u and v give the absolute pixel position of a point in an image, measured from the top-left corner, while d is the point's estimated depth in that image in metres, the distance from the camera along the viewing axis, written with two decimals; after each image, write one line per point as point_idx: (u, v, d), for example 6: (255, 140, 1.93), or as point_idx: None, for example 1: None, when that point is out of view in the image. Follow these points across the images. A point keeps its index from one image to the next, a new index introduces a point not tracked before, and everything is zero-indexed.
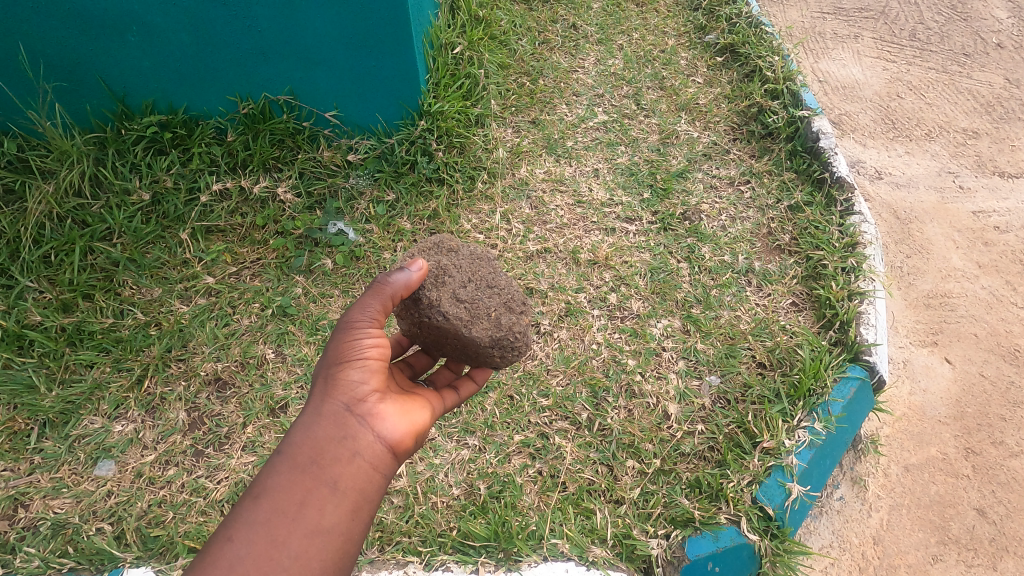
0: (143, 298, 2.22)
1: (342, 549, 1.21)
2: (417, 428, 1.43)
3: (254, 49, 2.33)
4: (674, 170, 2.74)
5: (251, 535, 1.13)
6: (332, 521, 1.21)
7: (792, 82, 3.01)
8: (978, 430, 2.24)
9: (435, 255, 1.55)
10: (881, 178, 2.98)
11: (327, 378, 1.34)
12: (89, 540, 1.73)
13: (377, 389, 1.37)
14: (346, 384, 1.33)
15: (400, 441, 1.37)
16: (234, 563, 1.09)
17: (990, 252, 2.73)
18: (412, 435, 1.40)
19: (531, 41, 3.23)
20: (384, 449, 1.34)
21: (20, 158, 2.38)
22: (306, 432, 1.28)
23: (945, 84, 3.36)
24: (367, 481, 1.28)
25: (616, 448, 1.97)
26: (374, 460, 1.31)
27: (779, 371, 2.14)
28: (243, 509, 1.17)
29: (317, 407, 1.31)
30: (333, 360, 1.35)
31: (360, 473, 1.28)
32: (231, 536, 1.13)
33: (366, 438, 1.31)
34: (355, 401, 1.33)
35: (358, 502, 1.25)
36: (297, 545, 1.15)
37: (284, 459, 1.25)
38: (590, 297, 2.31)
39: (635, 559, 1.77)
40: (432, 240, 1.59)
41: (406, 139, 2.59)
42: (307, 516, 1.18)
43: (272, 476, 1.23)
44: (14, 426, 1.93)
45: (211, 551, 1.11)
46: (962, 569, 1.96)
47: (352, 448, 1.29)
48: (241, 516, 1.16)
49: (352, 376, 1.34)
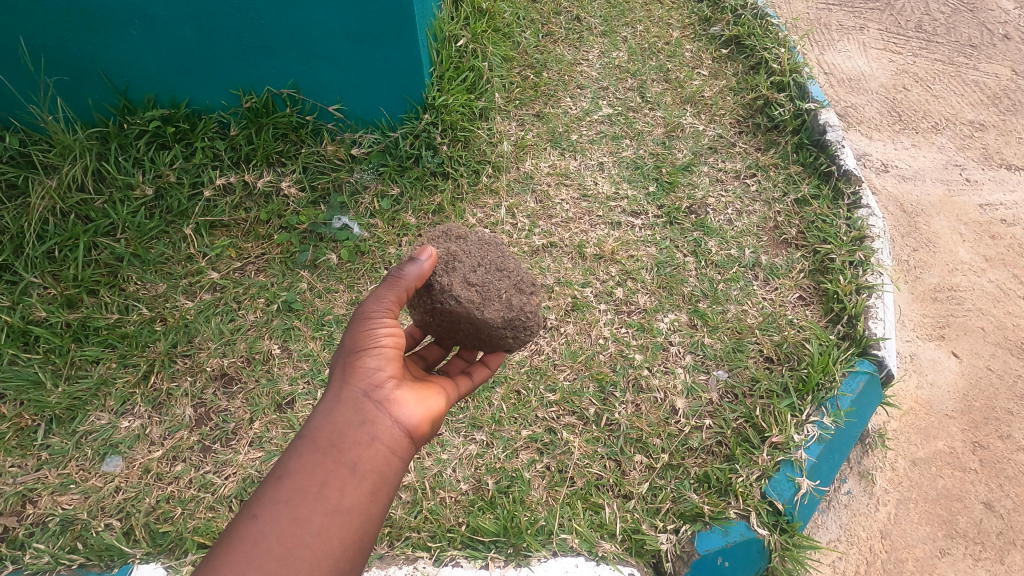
0: (148, 294, 2.22)
1: (362, 529, 1.19)
2: (433, 414, 1.42)
3: (257, 42, 2.31)
4: (679, 163, 2.72)
5: (274, 513, 1.13)
6: (352, 501, 1.19)
7: (799, 75, 2.99)
8: (985, 424, 2.24)
9: (444, 242, 1.55)
10: (888, 171, 2.97)
11: (345, 365, 1.34)
12: (98, 535, 1.73)
13: (394, 375, 1.37)
14: (363, 371, 1.33)
15: (418, 426, 1.36)
16: (259, 539, 1.09)
17: (997, 245, 2.72)
18: (429, 421, 1.39)
19: (535, 33, 3.20)
20: (402, 434, 1.33)
21: (22, 152, 2.36)
22: (326, 417, 1.28)
23: (951, 76, 3.33)
24: (385, 464, 1.27)
25: (624, 443, 1.97)
26: (392, 444, 1.30)
27: (787, 365, 2.14)
28: (266, 490, 1.17)
29: (335, 394, 1.31)
30: (350, 349, 1.35)
31: (379, 456, 1.26)
32: (255, 514, 1.13)
33: (383, 423, 1.30)
34: (372, 386, 1.33)
35: (378, 483, 1.24)
36: (318, 523, 1.14)
37: (304, 442, 1.24)
38: (596, 292, 2.31)
39: (644, 554, 1.77)
40: (441, 229, 1.59)
41: (411, 133, 2.57)
42: (327, 495, 1.17)
43: (293, 458, 1.22)
44: (20, 422, 1.92)
45: (235, 529, 1.11)
46: (970, 562, 1.96)
47: (370, 432, 1.28)
48: (264, 496, 1.16)
49: (369, 363, 1.34)
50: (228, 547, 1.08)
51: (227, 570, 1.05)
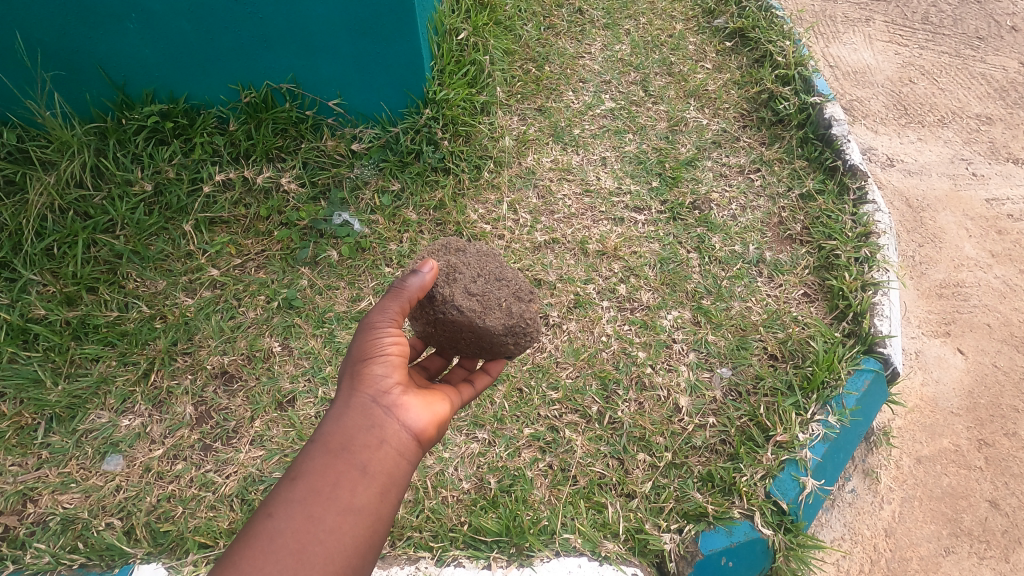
0: (147, 291, 2.20)
1: (373, 528, 1.18)
2: (439, 419, 1.40)
3: (256, 36, 2.29)
4: (683, 158, 2.70)
5: (290, 511, 1.12)
6: (363, 500, 1.18)
7: (804, 68, 2.95)
8: (991, 422, 2.22)
9: (443, 256, 1.54)
10: (893, 165, 2.93)
11: (353, 373, 1.33)
12: (99, 535, 1.72)
13: (400, 381, 1.35)
14: (370, 378, 1.32)
15: (424, 430, 1.34)
16: (275, 536, 1.09)
17: (1004, 240, 2.69)
18: (435, 425, 1.38)
19: (537, 26, 3.17)
20: (410, 437, 1.31)
21: (20, 148, 2.34)
22: (336, 421, 1.26)
23: (958, 68, 3.29)
24: (395, 466, 1.25)
25: (627, 441, 1.96)
26: (400, 447, 1.28)
27: (791, 363, 2.12)
28: (280, 489, 1.16)
29: (344, 401, 1.30)
30: (356, 357, 1.34)
31: (388, 459, 1.25)
32: (271, 512, 1.12)
33: (392, 427, 1.28)
34: (380, 393, 1.31)
35: (388, 484, 1.22)
36: (331, 521, 1.13)
37: (317, 446, 1.23)
38: (599, 288, 2.29)
39: (647, 554, 1.76)
40: (440, 242, 1.58)
41: (411, 128, 2.55)
42: (339, 495, 1.16)
43: (306, 461, 1.21)
44: (20, 421, 1.91)
45: (251, 526, 1.11)
46: (974, 561, 1.95)
47: (379, 435, 1.26)
48: (279, 495, 1.15)
49: (376, 370, 1.33)
50: (245, 544, 1.08)
51: (244, 565, 1.04)
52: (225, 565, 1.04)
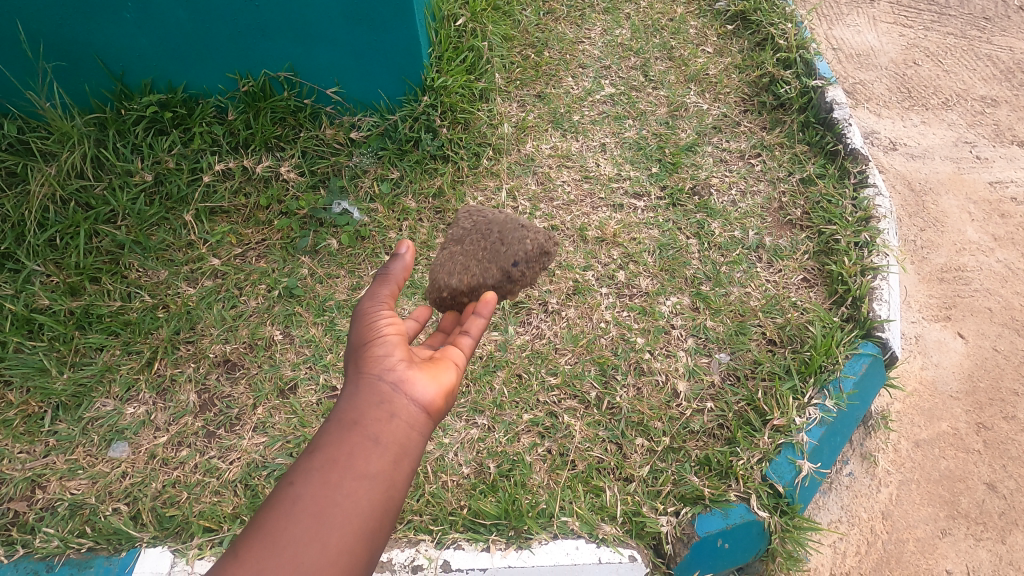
0: (150, 281, 2.22)
1: (389, 493, 1.19)
2: (451, 388, 1.40)
3: (253, 25, 2.28)
4: (683, 144, 2.68)
5: (308, 478, 1.14)
6: (377, 467, 1.19)
7: (805, 51, 2.92)
8: (990, 405, 2.22)
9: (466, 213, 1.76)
10: (895, 149, 2.91)
11: (359, 355, 1.36)
12: (106, 520, 1.76)
13: (406, 356, 1.36)
14: (376, 354, 1.34)
15: (435, 403, 1.33)
16: (295, 501, 1.11)
17: (1007, 224, 2.67)
18: (447, 395, 1.38)
19: (536, 11, 3.14)
20: (422, 407, 1.32)
21: (21, 140, 2.35)
22: (348, 398, 1.29)
23: (964, 50, 3.25)
24: (408, 435, 1.26)
25: (625, 426, 1.97)
26: (412, 419, 1.29)
27: (790, 348, 2.13)
28: (300, 461, 1.19)
29: (354, 379, 1.32)
30: (358, 341, 1.39)
31: (401, 428, 1.26)
32: (291, 480, 1.15)
33: (403, 398, 1.29)
34: (387, 367, 1.33)
35: (402, 452, 1.23)
36: (348, 487, 1.15)
37: (332, 421, 1.25)
38: (598, 275, 2.29)
39: (644, 536, 1.79)
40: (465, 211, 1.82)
41: (410, 116, 2.55)
42: (355, 462, 1.18)
43: (322, 435, 1.23)
44: (28, 409, 1.94)
45: (274, 494, 1.13)
46: (971, 542, 1.97)
47: (391, 407, 1.27)
48: (298, 465, 1.18)
49: (379, 347, 1.35)
50: (268, 510, 1.11)
51: (267, 528, 1.07)
52: (250, 532, 1.07)
